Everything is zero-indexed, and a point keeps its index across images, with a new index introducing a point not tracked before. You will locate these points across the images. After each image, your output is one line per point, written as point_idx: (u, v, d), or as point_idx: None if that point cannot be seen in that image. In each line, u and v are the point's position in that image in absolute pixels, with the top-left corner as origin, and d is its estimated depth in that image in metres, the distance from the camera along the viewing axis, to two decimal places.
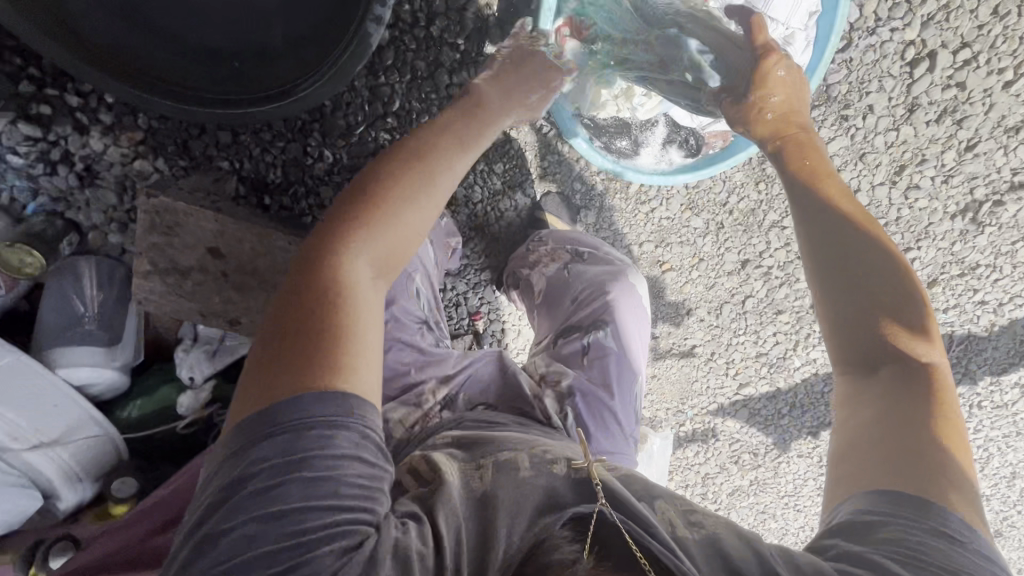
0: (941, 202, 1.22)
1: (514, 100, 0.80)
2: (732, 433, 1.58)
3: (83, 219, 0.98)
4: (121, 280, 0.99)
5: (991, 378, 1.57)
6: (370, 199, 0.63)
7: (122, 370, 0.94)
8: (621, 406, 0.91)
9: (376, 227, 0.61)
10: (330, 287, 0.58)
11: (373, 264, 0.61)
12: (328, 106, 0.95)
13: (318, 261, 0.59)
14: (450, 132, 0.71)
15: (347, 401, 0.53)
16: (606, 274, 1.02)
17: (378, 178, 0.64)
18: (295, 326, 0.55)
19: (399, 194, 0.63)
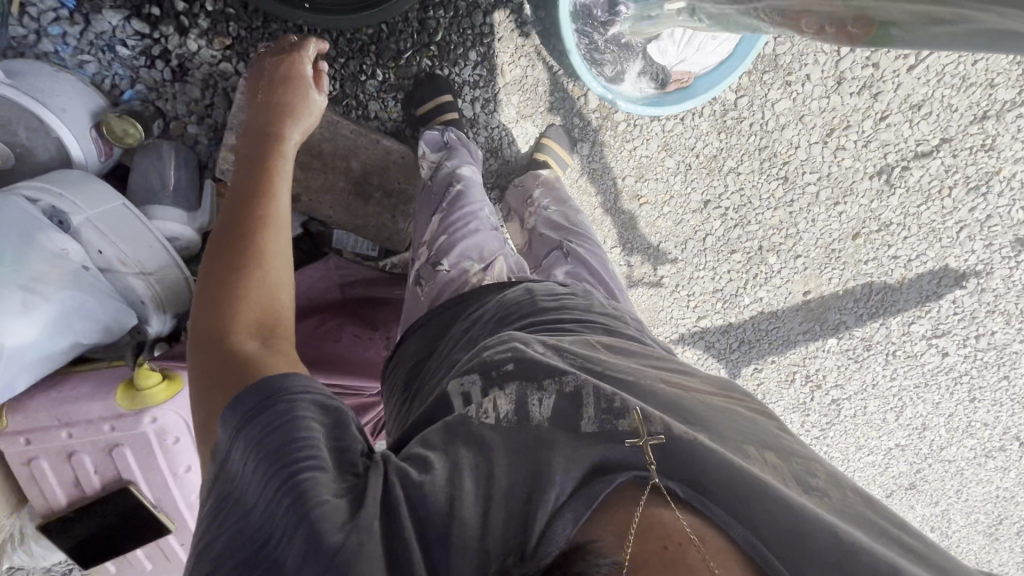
0: (862, 163, 1.52)
1: (300, 116, 0.93)
2: (690, 363, 1.85)
3: (168, 109, 1.17)
4: (194, 166, 1.18)
5: (904, 326, 1.83)
6: (216, 284, 0.72)
7: (197, 232, 1.15)
8: (608, 281, 1.09)
9: (233, 293, 0.71)
10: (224, 352, 0.66)
11: (248, 310, 0.70)
12: (384, 31, 1.17)
13: (205, 360, 0.66)
14: (251, 186, 0.82)
15: (280, 382, 0.59)
16: (564, 212, 1.24)
17: (213, 265, 0.74)
18: (214, 402, 0.62)
19: (236, 256, 0.74)
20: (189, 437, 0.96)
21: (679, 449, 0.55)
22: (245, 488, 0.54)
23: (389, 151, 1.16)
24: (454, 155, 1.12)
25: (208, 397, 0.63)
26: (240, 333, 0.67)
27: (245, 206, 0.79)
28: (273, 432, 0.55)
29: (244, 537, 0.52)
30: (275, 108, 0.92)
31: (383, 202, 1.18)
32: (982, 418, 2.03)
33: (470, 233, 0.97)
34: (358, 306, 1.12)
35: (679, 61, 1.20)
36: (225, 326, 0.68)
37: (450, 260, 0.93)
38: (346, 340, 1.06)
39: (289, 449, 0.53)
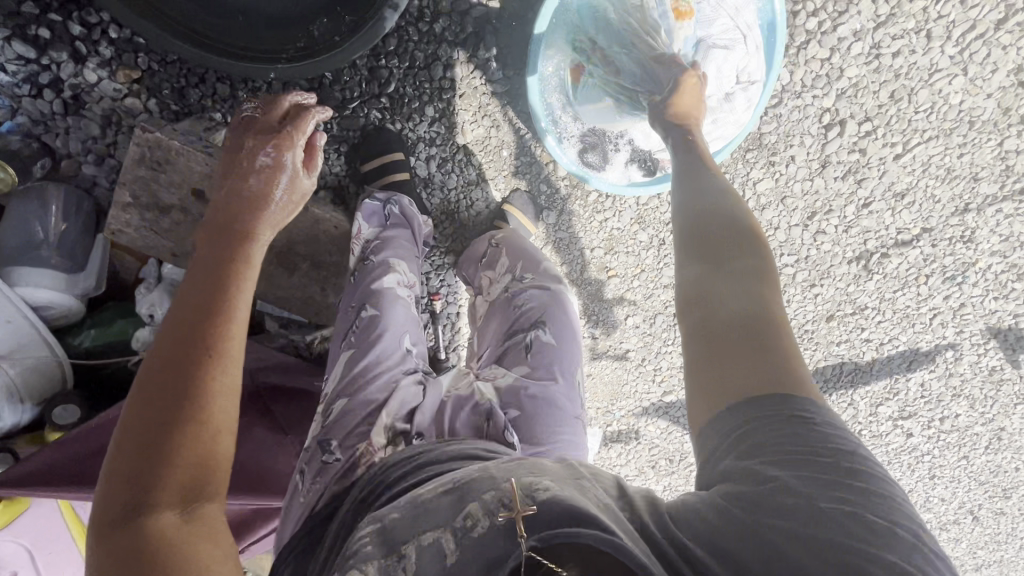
0: (841, 248, 1.45)
1: (284, 179, 0.70)
2: (653, 438, 1.72)
3: (58, 145, 0.98)
4: (86, 215, 0.99)
5: (870, 408, 1.78)
6: (138, 436, 0.50)
7: (80, 296, 0.96)
8: (565, 391, 0.90)
9: (159, 456, 0.49)
10: (130, 545, 0.46)
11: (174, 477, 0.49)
12: (328, 78, 1.02)
13: (107, 554, 0.47)
14: (208, 281, 0.58)
15: None
16: (535, 286, 1.03)
17: (139, 400, 0.52)
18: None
19: (175, 391, 0.52)
20: (30, 571, 0.80)
21: (556, 511, 0.49)
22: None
23: (320, 218, 0.99)
24: (388, 240, 0.97)
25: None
26: (159, 512, 0.48)
27: (196, 315, 0.55)
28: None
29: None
30: (252, 171, 0.69)
31: (310, 274, 1.02)
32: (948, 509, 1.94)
33: (377, 363, 0.80)
34: (273, 400, 0.95)
35: (662, 147, 1.09)
36: (141, 512, 0.48)
37: (339, 442, 0.73)
38: (250, 446, 0.88)
39: None
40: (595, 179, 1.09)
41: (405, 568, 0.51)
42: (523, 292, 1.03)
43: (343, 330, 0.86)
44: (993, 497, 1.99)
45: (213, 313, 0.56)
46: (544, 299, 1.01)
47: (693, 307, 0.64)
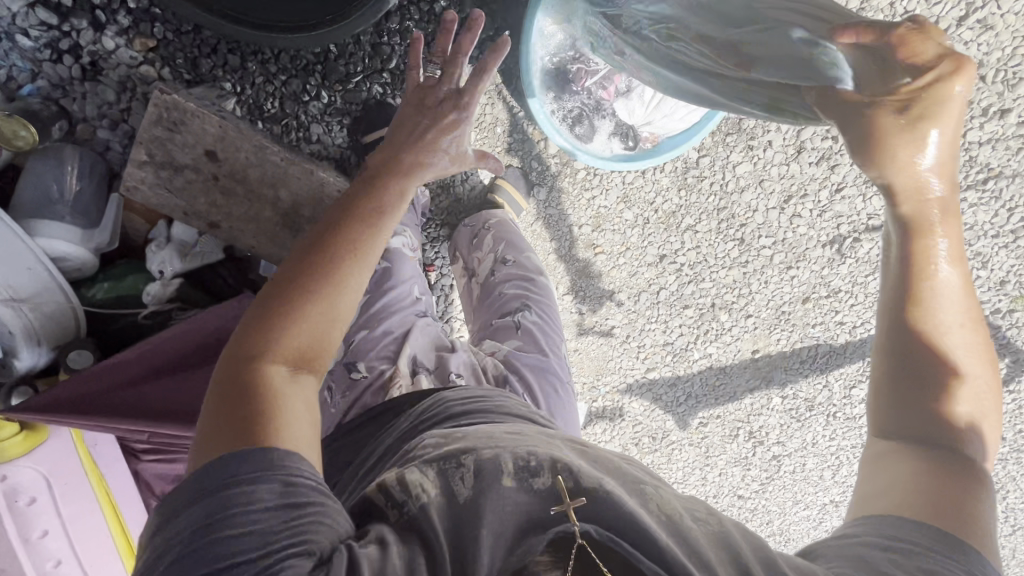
0: (816, 233, 1.51)
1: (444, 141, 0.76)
2: (636, 414, 1.79)
3: (75, 109, 1.04)
4: (100, 176, 1.04)
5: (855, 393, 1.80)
6: (278, 295, 0.57)
7: (94, 251, 1.01)
8: (556, 362, 0.99)
9: (289, 315, 0.56)
10: (246, 374, 0.52)
11: (295, 338, 0.55)
12: (333, 52, 1.08)
13: (227, 383, 0.52)
14: (369, 197, 0.67)
15: (273, 460, 0.47)
16: (518, 274, 1.12)
17: (288, 268, 0.59)
18: (210, 449, 0.49)
19: (319, 268, 0.59)
20: (48, 497, 0.85)
21: (611, 510, 0.48)
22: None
23: (325, 182, 1.04)
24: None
25: (208, 436, 0.50)
26: (276, 361, 0.54)
27: (354, 218, 0.64)
28: (274, 512, 0.45)
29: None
30: (428, 129, 0.75)
31: None
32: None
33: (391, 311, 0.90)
34: None
35: (646, 122, 1.16)
36: (263, 354, 0.54)
37: (366, 362, 0.85)
38: None
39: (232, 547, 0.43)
40: (579, 155, 1.14)
41: (464, 477, 0.51)
42: (506, 280, 1.12)
43: None
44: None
45: (366, 223, 0.64)
46: (529, 285, 1.10)
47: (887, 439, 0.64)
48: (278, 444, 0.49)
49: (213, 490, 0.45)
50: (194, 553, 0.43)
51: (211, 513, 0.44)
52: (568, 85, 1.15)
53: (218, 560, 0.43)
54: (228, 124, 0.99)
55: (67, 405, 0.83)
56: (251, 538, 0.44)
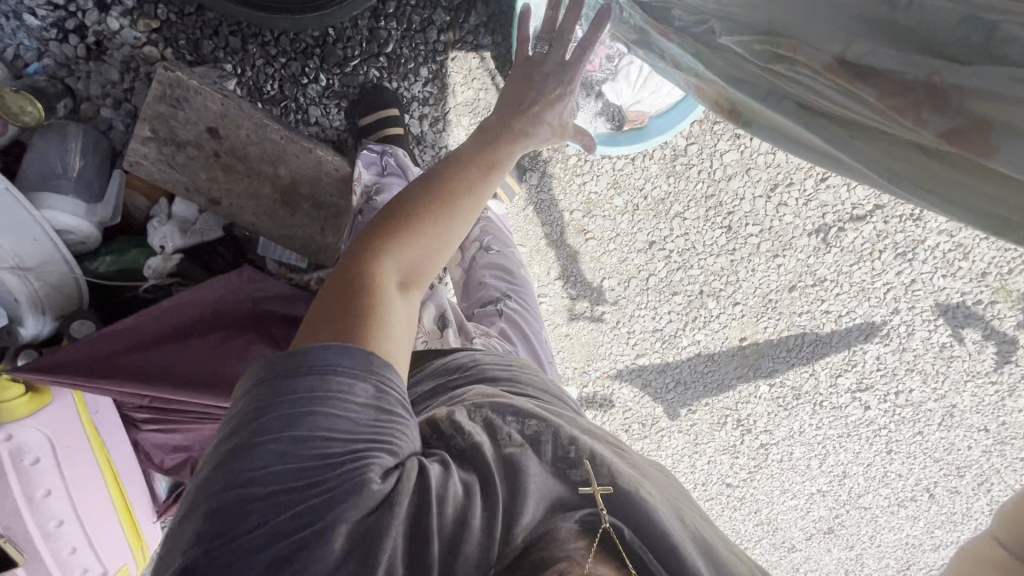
0: (802, 221, 1.52)
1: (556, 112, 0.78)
2: (626, 401, 1.77)
3: (80, 88, 1.07)
4: (103, 153, 1.07)
5: (857, 387, 1.72)
6: (394, 218, 0.61)
7: (96, 225, 1.05)
8: (538, 345, 1.05)
9: (402, 236, 0.59)
10: (357, 278, 0.56)
11: (404, 256, 0.59)
12: (331, 36, 1.11)
13: (338, 286, 0.56)
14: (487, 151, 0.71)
15: (373, 359, 0.48)
16: (499, 265, 1.15)
17: (409, 197, 0.63)
18: (311, 337, 0.51)
19: (434, 200, 0.63)
20: (51, 460, 0.87)
21: (642, 516, 0.48)
22: (286, 462, 0.43)
23: (323, 160, 1.09)
24: (387, 183, 1.06)
25: (314, 327, 0.53)
26: (384, 272, 0.57)
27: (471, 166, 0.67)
28: (368, 409, 0.47)
29: (246, 531, 0.41)
30: (539, 99, 0.76)
31: (311, 214, 1.11)
32: (911, 491, 1.89)
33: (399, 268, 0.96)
34: (275, 323, 1.05)
35: (634, 102, 1.19)
36: (375, 263, 0.57)
37: None
38: (251, 359, 0.99)
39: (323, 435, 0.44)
40: None
41: (510, 435, 0.53)
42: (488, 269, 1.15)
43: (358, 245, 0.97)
44: (948, 474, 1.85)
45: (478, 172, 0.67)
46: (510, 275, 1.14)
47: None
48: (377, 348, 0.50)
49: (324, 369, 0.46)
50: (291, 419, 0.44)
51: (313, 389, 0.45)
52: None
53: (315, 432, 0.44)
54: (229, 103, 1.04)
55: (73, 367, 0.87)
56: (347, 424, 0.45)
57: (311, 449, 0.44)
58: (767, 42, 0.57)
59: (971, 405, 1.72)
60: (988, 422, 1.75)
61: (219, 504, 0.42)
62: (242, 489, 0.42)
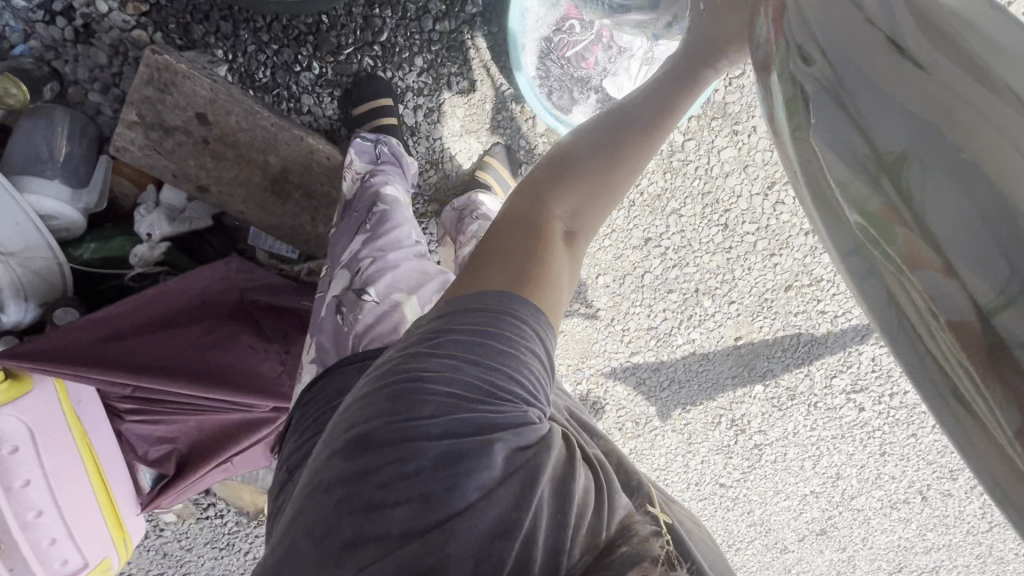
0: (799, 219, 1.49)
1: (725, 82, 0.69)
2: (620, 399, 1.76)
3: (67, 71, 1.05)
4: (90, 139, 1.06)
5: (850, 388, 1.71)
6: (560, 166, 0.69)
7: (82, 211, 1.04)
8: None
9: (564, 188, 0.68)
10: (529, 224, 0.65)
11: (562, 209, 0.67)
12: (325, 23, 1.10)
13: (505, 221, 0.67)
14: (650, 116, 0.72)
15: (539, 313, 0.57)
16: None
17: (574, 150, 0.70)
18: (479, 262, 0.62)
19: (596, 160, 0.69)
20: (30, 450, 0.85)
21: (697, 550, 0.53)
22: (461, 378, 0.51)
23: (314, 149, 1.06)
24: (381, 171, 1.04)
25: (482, 253, 0.64)
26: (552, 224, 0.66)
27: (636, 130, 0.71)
28: (536, 361, 0.55)
29: (418, 420, 0.49)
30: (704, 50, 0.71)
31: (302, 204, 1.10)
32: (903, 493, 1.88)
33: (398, 251, 0.89)
34: (262, 313, 1.04)
35: None
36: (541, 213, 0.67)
37: (377, 291, 0.83)
38: (237, 351, 0.98)
39: (491, 383, 0.52)
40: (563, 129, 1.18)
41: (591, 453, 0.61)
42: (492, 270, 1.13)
43: (355, 225, 0.95)
44: (941, 477, 1.84)
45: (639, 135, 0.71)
46: None
47: None
48: (541, 300, 0.58)
49: (514, 315, 0.55)
50: (473, 343, 0.53)
51: (493, 321, 0.54)
52: (552, 54, 1.15)
53: (491, 362, 0.52)
54: (219, 88, 1.01)
55: (55, 354, 0.85)
56: (517, 366, 0.53)
57: (481, 379, 0.52)
58: (884, 193, 0.42)
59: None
60: None
61: (397, 394, 0.51)
62: (417, 391, 0.50)
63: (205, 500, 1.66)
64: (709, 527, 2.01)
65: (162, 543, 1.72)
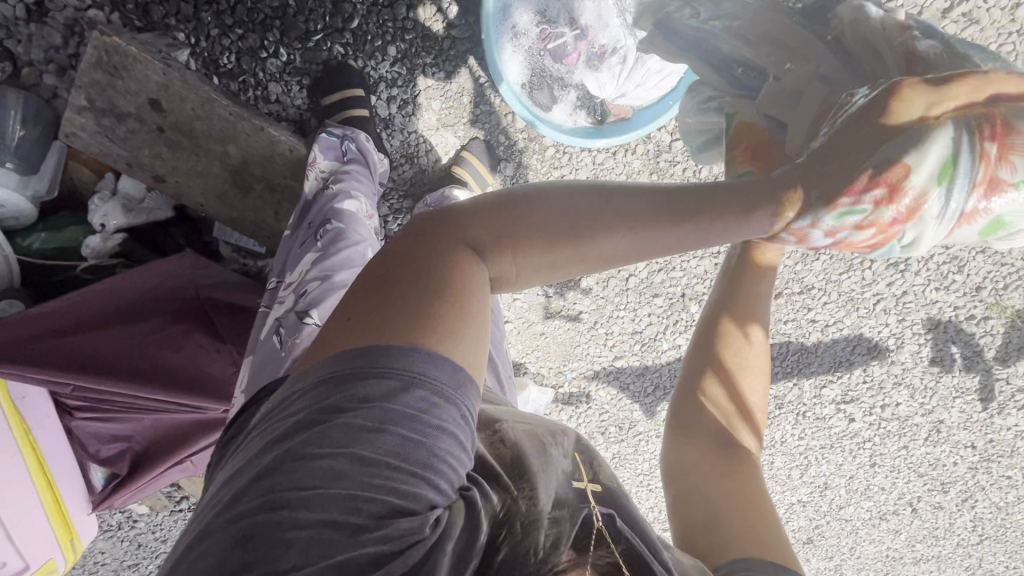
0: None
1: (766, 225, 0.57)
2: (603, 403, 1.71)
3: (18, 51, 1.00)
4: (45, 123, 1.02)
5: None
6: (534, 201, 0.52)
7: (31, 200, 1.00)
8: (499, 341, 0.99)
9: (518, 241, 0.51)
10: (458, 252, 0.49)
11: (503, 256, 0.51)
12: (291, 7, 1.04)
13: (432, 237, 0.49)
14: (667, 208, 0.53)
15: (463, 375, 0.46)
16: None
17: (561, 188, 0.53)
18: (386, 293, 0.46)
19: (562, 228, 0.51)
20: None
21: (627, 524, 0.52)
22: (347, 488, 0.41)
23: (275, 140, 1.02)
24: (345, 172, 1.00)
25: (392, 280, 0.47)
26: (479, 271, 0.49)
27: (636, 214, 0.53)
28: (444, 457, 0.44)
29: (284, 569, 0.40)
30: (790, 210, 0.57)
31: (264, 197, 1.06)
32: (892, 504, 1.75)
33: (346, 272, 0.85)
34: (216, 311, 1.00)
35: (618, 95, 1.09)
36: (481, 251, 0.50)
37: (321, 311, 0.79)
38: (187, 351, 0.95)
39: (373, 489, 0.42)
40: (540, 122, 1.10)
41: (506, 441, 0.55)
42: None
43: (305, 240, 0.90)
44: (931, 489, 1.70)
45: (625, 230, 0.52)
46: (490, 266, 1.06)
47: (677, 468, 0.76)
48: (463, 357, 0.46)
49: (424, 386, 0.44)
50: (366, 435, 0.42)
51: (391, 398, 0.43)
52: (534, 47, 1.09)
53: (391, 457, 0.43)
54: (173, 73, 0.97)
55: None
56: (426, 456, 0.44)
57: (377, 479, 0.42)
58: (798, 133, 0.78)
59: (960, 420, 1.55)
60: (975, 439, 1.58)
61: (255, 527, 0.41)
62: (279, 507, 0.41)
63: (178, 493, 1.63)
64: None
65: (135, 535, 1.68)
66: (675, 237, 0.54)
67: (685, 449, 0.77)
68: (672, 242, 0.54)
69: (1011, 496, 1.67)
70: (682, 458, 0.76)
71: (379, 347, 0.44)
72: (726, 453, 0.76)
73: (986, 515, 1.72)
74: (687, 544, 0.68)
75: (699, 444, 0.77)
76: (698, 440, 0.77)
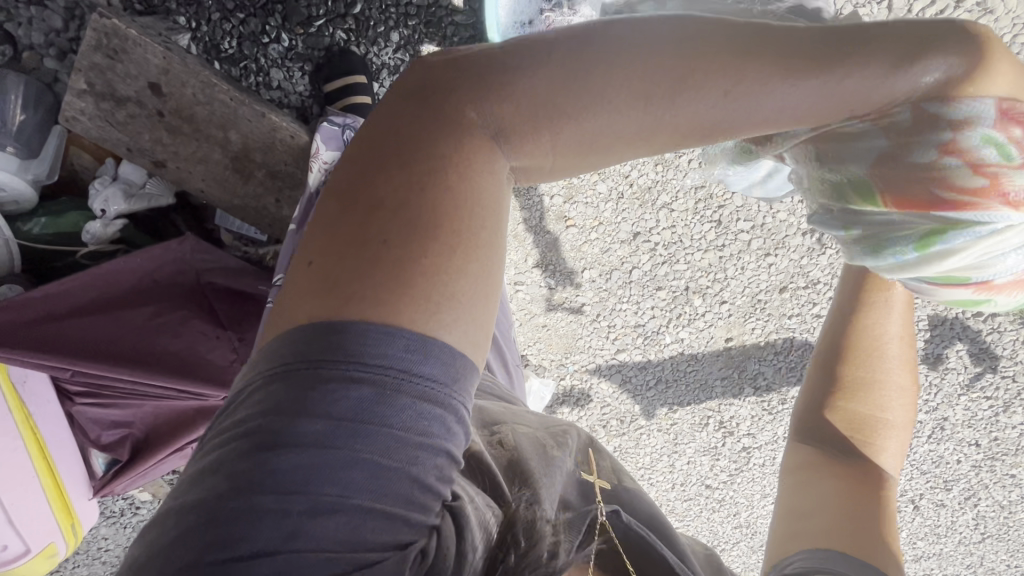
0: (797, 219, 1.39)
1: (920, 74, 0.48)
2: (605, 397, 1.70)
3: (19, 34, 0.99)
4: (46, 108, 1.01)
5: None
6: (593, 55, 0.44)
7: (30, 184, 0.99)
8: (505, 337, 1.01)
9: (552, 119, 0.44)
10: (456, 151, 0.43)
11: (532, 142, 0.46)
12: None
13: (428, 130, 0.43)
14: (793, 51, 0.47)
15: (457, 360, 0.41)
16: None
17: (629, 36, 0.45)
18: (362, 240, 0.41)
19: (615, 94, 0.44)
20: None
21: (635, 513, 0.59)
22: (316, 540, 0.37)
23: (276, 126, 1.01)
24: None
25: (364, 221, 0.41)
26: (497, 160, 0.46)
27: (746, 69, 0.46)
28: (428, 478, 0.40)
29: None
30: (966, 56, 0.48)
31: (265, 184, 1.05)
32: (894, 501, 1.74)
33: None
34: (217, 298, 1.00)
35: None
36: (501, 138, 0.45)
37: None
38: (187, 336, 0.95)
39: (347, 527, 0.37)
40: None
41: (502, 442, 0.58)
42: None
43: None
44: (933, 487, 1.69)
45: (694, 96, 0.45)
46: None
47: (798, 467, 0.80)
48: (459, 310, 0.42)
49: (404, 397, 0.39)
50: (341, 464, 0.38)
51: (372, 413, 0.39)
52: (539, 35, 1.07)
53: (364, 491, 0.38)
54: (173, 57, 0.96)
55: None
56: (406, 483, 0.39)
57: (344, 523, 0.37)
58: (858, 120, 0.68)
59: (965, 418, 1.54)
60: (980, 437, 1.56)
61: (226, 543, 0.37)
62: (247, 542, 0.36)
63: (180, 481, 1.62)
64: (693, 528, 1.96)
65: (137, 522, 1.69)
66: (800, 92, 0.47)
67: (808, 447, 0.81)
68: (798, 103, 0.47)
69: (1014, 495, 1.66)
70: (803, 458, 0.80)
71: (347, 334, 0.39)
72: (849, 462, 0.77)
73: (989, 513, 1.71)
74: (775, 534, 0.73)
75: (819, 448, 0.80)
76: (819, 444, 0.80)
